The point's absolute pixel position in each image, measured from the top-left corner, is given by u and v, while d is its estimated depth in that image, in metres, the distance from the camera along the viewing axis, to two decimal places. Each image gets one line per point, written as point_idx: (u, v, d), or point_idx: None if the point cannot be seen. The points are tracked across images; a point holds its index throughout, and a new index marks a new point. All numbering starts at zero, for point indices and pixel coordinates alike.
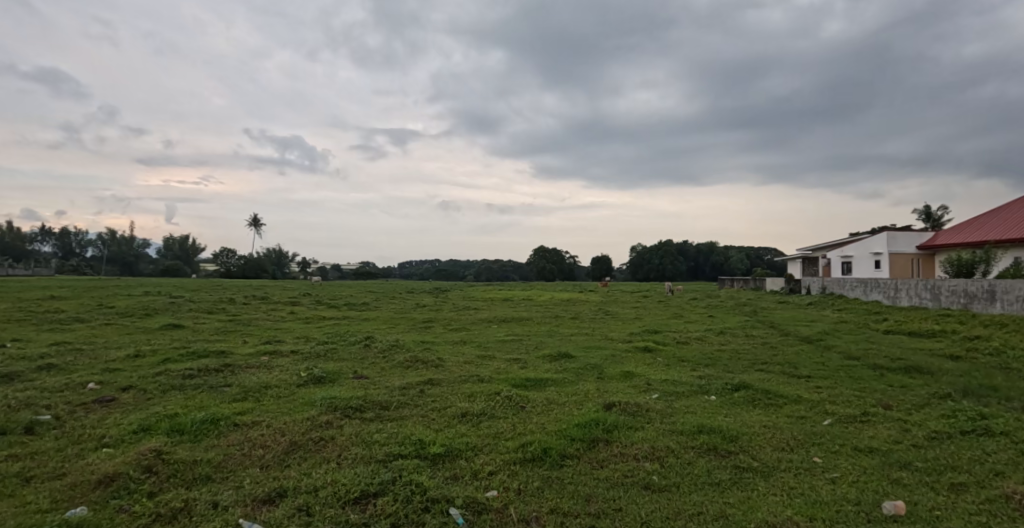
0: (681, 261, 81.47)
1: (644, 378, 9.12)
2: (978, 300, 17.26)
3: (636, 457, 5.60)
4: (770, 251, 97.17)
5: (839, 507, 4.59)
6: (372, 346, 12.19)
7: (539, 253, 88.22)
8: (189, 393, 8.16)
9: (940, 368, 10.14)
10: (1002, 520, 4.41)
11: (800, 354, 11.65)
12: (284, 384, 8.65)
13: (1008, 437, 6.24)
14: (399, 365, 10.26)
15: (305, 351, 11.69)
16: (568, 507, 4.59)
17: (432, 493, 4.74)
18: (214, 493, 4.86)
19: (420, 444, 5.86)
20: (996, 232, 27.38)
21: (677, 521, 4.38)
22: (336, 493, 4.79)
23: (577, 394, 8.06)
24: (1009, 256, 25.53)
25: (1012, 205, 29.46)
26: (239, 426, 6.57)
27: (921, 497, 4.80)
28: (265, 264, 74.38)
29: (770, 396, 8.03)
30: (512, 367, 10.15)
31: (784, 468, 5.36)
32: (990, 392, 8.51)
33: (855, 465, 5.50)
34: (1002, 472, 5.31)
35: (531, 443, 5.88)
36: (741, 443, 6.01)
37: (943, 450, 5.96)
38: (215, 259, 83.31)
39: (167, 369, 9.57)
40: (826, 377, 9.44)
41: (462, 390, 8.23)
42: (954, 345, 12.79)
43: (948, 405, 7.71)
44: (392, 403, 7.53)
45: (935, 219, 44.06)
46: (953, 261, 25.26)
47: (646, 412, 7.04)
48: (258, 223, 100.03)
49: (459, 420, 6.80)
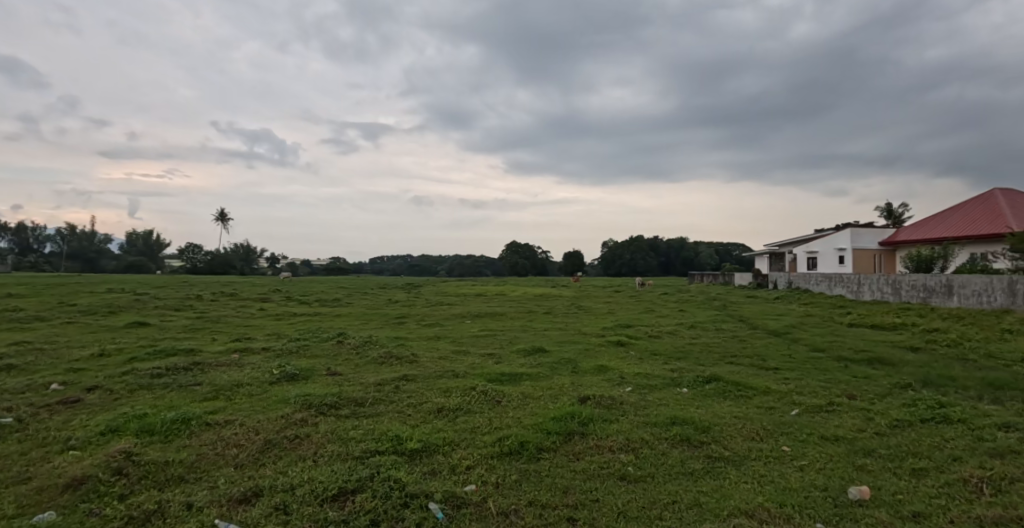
0: (652, 257, 82.56)
1: (618, 372, 9.25)
2: (936, 293, 18.01)
3: (611, 449, 5.69)
4: (738, 246, 99.10)
5: (808, 493, 4.76)
6: (345, 342, 12.09)
7: (509, 252, 87.87)
8: (158, 392, 7.98)
9: (902, 360, 10.53)
10: (961, 502, 4.64)
11: (769, 347, 11.94)
12: (257, 382, 8.53)
13: (965, 424, 6.56)
14: (373, 361, 10.19)
15: (276, 348, 11.53)
16: (546, 500, 4.65)
17: (412, 489, 4.76)
18: (187, 494, 4.79)
19: (397, 440, 5.86)
20: (953, 230, 28.64)
21: (655, 510, 4.49)
22: (313, 492, 4.75)
23: (552, 388, 8.14)
24: (965, 252, 26.70)
25: (964, 205, 30.98)
26: (211, 425, 6.46)
27: (885, 483, 5.01)
28: (232, 260, 72.99)
29: (741, 388, 8.23)
30: (486, 362, 10.20)
31: (754, 458, 5.53)
32: (948, 382, 8.91)
33: (823, 453, 5.70)
34: (960, 457, 5.58)
35: (508, 437, 5.93)
36: (713, 433, 6.16)
37: (905, 437, 6.22)
38: (181, 255, 81.11)
39: (134, 369, 9.32)
40: (792, 369, 9.75)
41: (437, 386, 8.21)
42: (914, 337, 13.29)
43: (909, 394, 8.03)
44: (368, 399, 7.48)
45: (897, 217, 45.67)
46: (913, 257, 26.24)
47: (620, 405, 7.14)
48: (225, 218, 97.51)
49: (435, 416, 6.80)
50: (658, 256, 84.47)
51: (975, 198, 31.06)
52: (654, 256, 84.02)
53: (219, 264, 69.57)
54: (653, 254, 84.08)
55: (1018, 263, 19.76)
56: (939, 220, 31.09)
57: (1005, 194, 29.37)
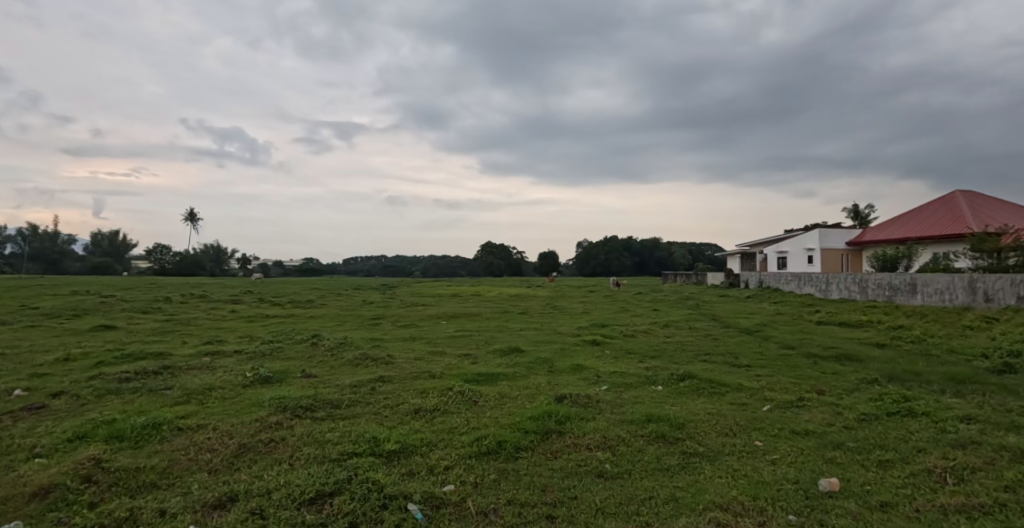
0: (627, 257, 83.46)
1: (594, 371, 9.36)
2: (901, 292, 18.61)
3: (588, 446, 5.77)
4: (710, 246, 100.78)
5: (780, 486, 4.91)
6: (320, 344, 11.97)
7: (484, 252, 87.92)
8: (127, 397, 7.81)
9: (869, 356, 10.89)
10: (926, 491, 4.84)
11: (741, 345, 12.23)
12: (230, 385, 8.41)
13: (929, 417, 6.83)
14: (348, 363, 10.12)
15: (250, 350, 11.37)
16: (525, 498, 4.70)
17: (390, 491, 4.76)
18: (160, 500, 4.70)
19: (375, 441, 5.85)
20: (917, 230, 29.63)
21: (632, 505, 4.58)
22: (290, 495, 4.72)
23: (529, 387, 8.20)
24: (928, 252, 27.66)
25: (926, 207, 32.09)
26: (184, 430, 6.35)
27: (854, 474, 5.19)
28: (202, 261, 71.42)
29: (713, 385, 8.42)
30: (463, 363, 10.21)
31: (728, 453, 5.67)
32: (912, 376, 9.24)
33: (794, 446, 5.88)
34: (925, 449, 5.81)
35: (485, 437, 5.96)
36: (688, 430, 6.29)
37: (872, 430, 6.45)
38: (148, 256, 79.05)
39: (101, 373, 9.09)
40: (763, 366, 10.00)
41: (414, 387, 8.20)
42: (880, 334, 13.73)
43: (875, 389, 8.32)
44: (344, 401, 7.44)
45: (863, 218, 46.99)
46: (878, 257, 27.06)
47: (596, 404, 7.25)
48: (195, 217, 95.12)
49: (413, 416, 6.80)
50: (632, 257, 85.44)
51: (937, 200, 32.21)
52: (628, 256, 84.96)
53: (189, 267, 67.78)
54: (627, 254, 85.00)
55: (977, 262, 20.57)
56: (903, 221, 32.14)
57: (965, 197, 30.53)
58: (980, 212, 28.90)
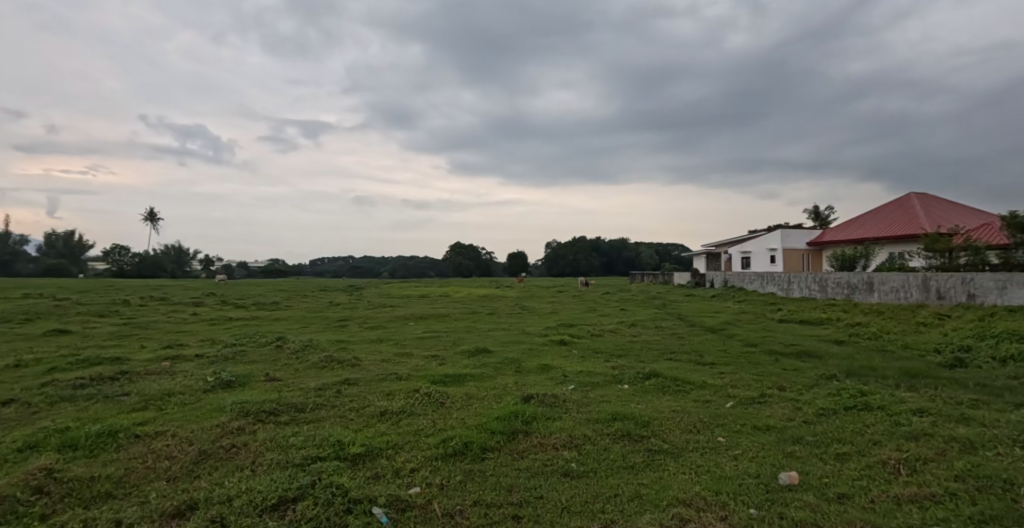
0: (595, 257, 84.32)
1: (561, 370, 9.42)
2: (859, 290, 19.26)
3: (555, 446, 5.81)
4: (677, 247, 102.48)
5: (742, 481, 5.03)
6: (285, 346, 11.75)
7: (454, 252, 87.70)
8: (82, 404, 7.52)
9: (828, 352, 11.23)
10: (880, 482, 5.03)
11: (706, 343, 12.48)
12: (190, 390, 8.17)
13: (884, 411, 7.09)
14: (314, 366, 9.96)
15: (212, 354, 11.08)
16: (491, 499, 4.71)
17: (355, 494, 4.71)
18: (116, 510, 4.55)
19: (340, 445, 5.77)
20: (874, 231, 30.72)
21: (597, 503, 4.63)
22: (253, 502, 4.62)
23: (496, 388, 8.21)
24: (885, 251, 28.70)
25: (883, 208, 33.29)
26: (141, 437, 6.16)
27: (811, 468, 5.35)
28: (163, 263, 69.34)
29: (679, 383, 8.57)
30: (430, 364, 10.16)
31: (692, 449, 5.78)
32: (869, 372, 9.58)
33: (755, 442, 6.02)
34: (879, 441, 6.02)
35: (452, 438, 5.95)
36: (653, 427, 6.39)
37: (831, 424, 6.66)
38: (105, 258, 76.36)
39: (54, 380, 8.73)
40: (727, 364, 10.23)
41: (380, 389, 8.11)
42: (839, 331, 14.16)
43: (833, 384, 8.59)
44: (308, 405, 7.32)
45: (824, 219, 48.48)
46: (837, 256, 27.94)
47: (563, 403, 7.29)
48: (155, 217, 92.20)
49: (379, 419, 6.74)
50: (600, 257, 86.35)
51: (892, 202, 33.45)
52: (597, 256, 85.85)
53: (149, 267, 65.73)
54: (596, 254, 85.86)
55: (930, 261, 21.42)
56: (861, 222, 33.28)
57: (919, 199, 31.79)
58: (933, 213, 30.13)
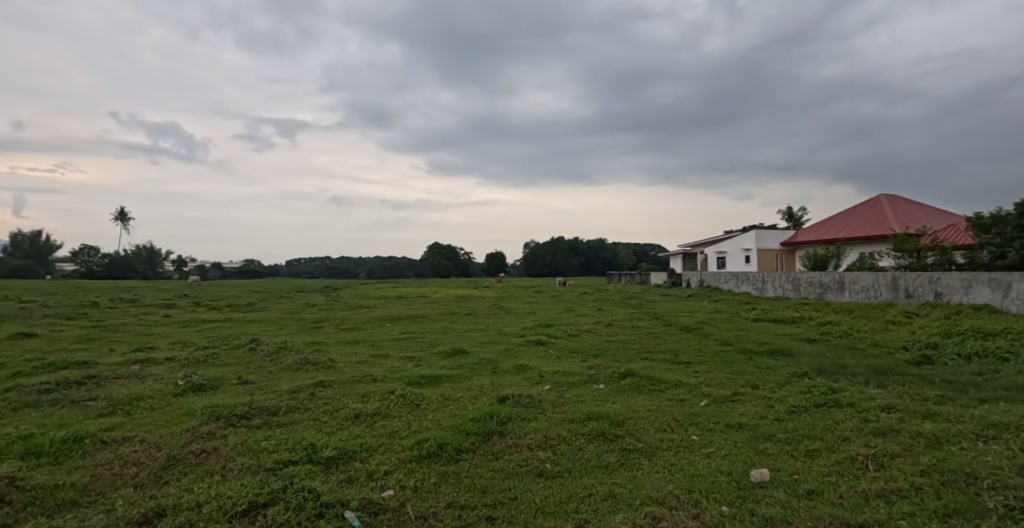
0: (573, 257, 84.77)
1: (537, 371, 9.43)
2: (830, 290, 19.67)
3: (530, 446, 5.81)
4: (654, 247, 103.56)
5: (714, 479, 5.08)
6: (259, 348, 11.55)
7: (432, 252, 87.38)
8: (46, 410, 7.28)
9: (800, 350, 11.43)
10: (848, 478, 5.12)
11: (681, 342, 12.61)
12: (160, 394, 7.98)
13: (853, 408, 7.23)
14: (288, 368, 9.81)
15: (183, 357, 10.84)
16: (465, 500, 4.68)
17: (327, 498, 4.64)
18: (80, 519, 4.41)
19: (312, 448, 5.68)
20: (845, 232, 31.40)
21: (572, 503, 4.63)
22: (222, 507, 4.52)
23: (472, 389, 8.18)
24: (855, 252, 29.36)
25: (854, 209, 34.06)
26: (108, 443, 5.99)
27: (783, 464, 5.44)
28: (135, 264, 67.65)
29: (654, 382, 8.64)
30: (406, 365, 10.08)
31: (666, 448, 5.83)
32: (839, 369, 9.78)
33: (728, 440, 6.10)
34: (849, 438, 6.15)
35: (426, 440, 5.90)
36: (628, 427, 6.43)
37: (801, 421, 6.77)
38: (73, 258, 74.28)
39: (17, 385, 8.44)
40: (702, 362, 10.35)
41: (355, 392, 8.02)
42: (810, 330, 14.43)
43: (805, 382, 8.74)
44: (281, 408, 7.21)
45: (797, 220, 49.45)
46: (810, 256, 28.50)
47: (538, 403, 7.30)
48: (125, 217, 89.96)
49: (353, 421, 6.66)
50: (579, 257, 86.85)
51: (863, 203, 34.24)
52: (575, 256, 86.31)
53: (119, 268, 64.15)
54: (574, 255, 86.31)
55: (899, 261, 21.95)
56: (833, 222, 34.00)
57: (888, 200, 32.59)
58: (902, 214, 30.92)
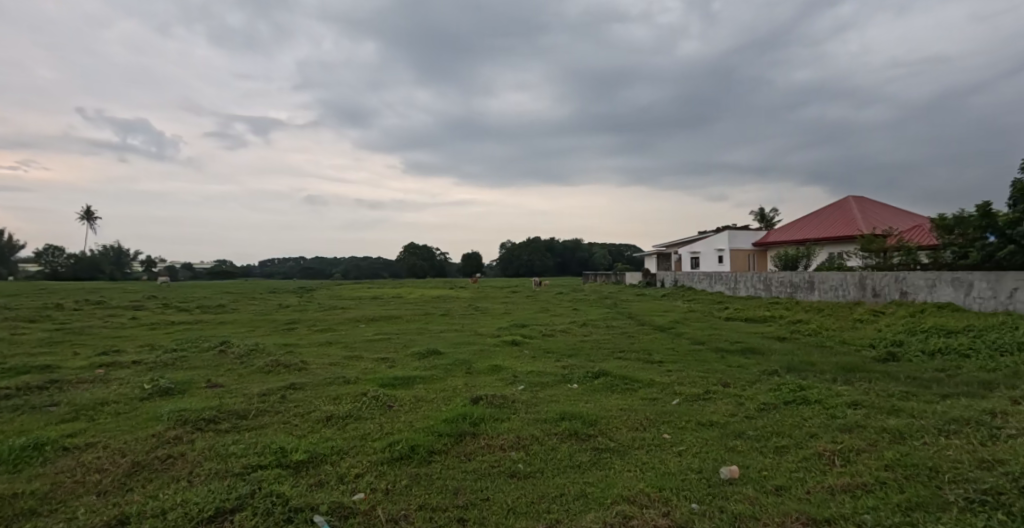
0: (550, 257, 85.09)
1: (512, 371, 9.44)
2: (800, 289, 20.09)
3: (502, 447, 5.80)
4: (629, 247, 104.56)
5: (685, 476, 5.14)
6: (229, 351, 11.32)
7: (408, 253, 86.84)
8: (4, 416, 7.01)
9: (769, 349, 11.64)
10: (815, 474, 5.23)
11: (655, 342, 12.75)
12: (125, 399, 7.76)
13: (820, 404, 7.39)
14: (259, 370, 9.64)
15: (150, 360, 10.55)
16: (437, 503, 4.65)
17: (297, 502, 4.57)
18: None
19: (282, 452, 5.59)
20: (815, 232, 32.12)
21: (544, 503, 4.64)
22: (188, 514, 4.42)
23: (446, 390, 8.14)
24: (824, 252, 30.06)
25: (823, 211, 34.87)
26: (70, 450, 5.80)
27: (752, 461, 5.52)
28: (101, 264, 65.77)
29: (627, 381, 8.71)
30: (380, 366, 9.99)
31: (638, 447, 5.87)
32: (807, 367, 9.98)
33: (699, 438, 6.17)
34: (816, 434, 6.28)
35: (398, 442, 5.85)
36: (600, 426, 6.47)
37: (770, 418, 6.90)
38: (36, 259, 71.87)
39: None
40: (675, 361, 10.47)
41: (327, 394, 7.91)
42: (781, 328, 14.71)
43: (774, 380, 8.91)
44: (251, 411, 7.07)
45: (768, 221, 50.43)
46: (781, 257, 29.06)
47: (512, 404, 7.29)
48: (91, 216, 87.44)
49: (324, 424, 6.57)
50: (556, 257, 87.23)
51: (831, 204, 35.09)
52: (552, 256, 86.66)
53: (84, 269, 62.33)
54: (551, 255, 86.67)
55: (866, 260, 22.52)
56: (803, 223, 34.77)
57: (856, 201, 33.45)
58: (869, 215, 31.77)
